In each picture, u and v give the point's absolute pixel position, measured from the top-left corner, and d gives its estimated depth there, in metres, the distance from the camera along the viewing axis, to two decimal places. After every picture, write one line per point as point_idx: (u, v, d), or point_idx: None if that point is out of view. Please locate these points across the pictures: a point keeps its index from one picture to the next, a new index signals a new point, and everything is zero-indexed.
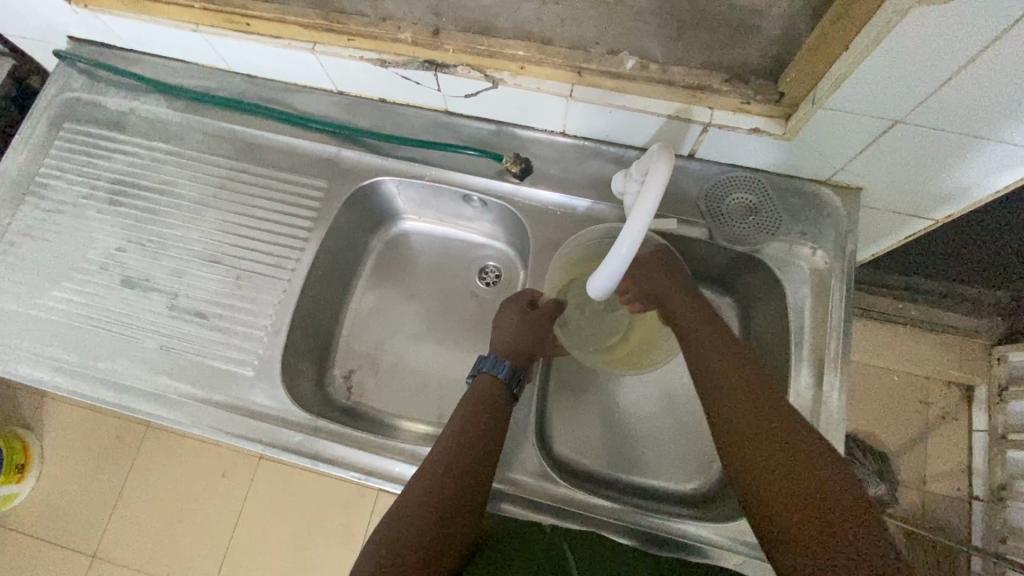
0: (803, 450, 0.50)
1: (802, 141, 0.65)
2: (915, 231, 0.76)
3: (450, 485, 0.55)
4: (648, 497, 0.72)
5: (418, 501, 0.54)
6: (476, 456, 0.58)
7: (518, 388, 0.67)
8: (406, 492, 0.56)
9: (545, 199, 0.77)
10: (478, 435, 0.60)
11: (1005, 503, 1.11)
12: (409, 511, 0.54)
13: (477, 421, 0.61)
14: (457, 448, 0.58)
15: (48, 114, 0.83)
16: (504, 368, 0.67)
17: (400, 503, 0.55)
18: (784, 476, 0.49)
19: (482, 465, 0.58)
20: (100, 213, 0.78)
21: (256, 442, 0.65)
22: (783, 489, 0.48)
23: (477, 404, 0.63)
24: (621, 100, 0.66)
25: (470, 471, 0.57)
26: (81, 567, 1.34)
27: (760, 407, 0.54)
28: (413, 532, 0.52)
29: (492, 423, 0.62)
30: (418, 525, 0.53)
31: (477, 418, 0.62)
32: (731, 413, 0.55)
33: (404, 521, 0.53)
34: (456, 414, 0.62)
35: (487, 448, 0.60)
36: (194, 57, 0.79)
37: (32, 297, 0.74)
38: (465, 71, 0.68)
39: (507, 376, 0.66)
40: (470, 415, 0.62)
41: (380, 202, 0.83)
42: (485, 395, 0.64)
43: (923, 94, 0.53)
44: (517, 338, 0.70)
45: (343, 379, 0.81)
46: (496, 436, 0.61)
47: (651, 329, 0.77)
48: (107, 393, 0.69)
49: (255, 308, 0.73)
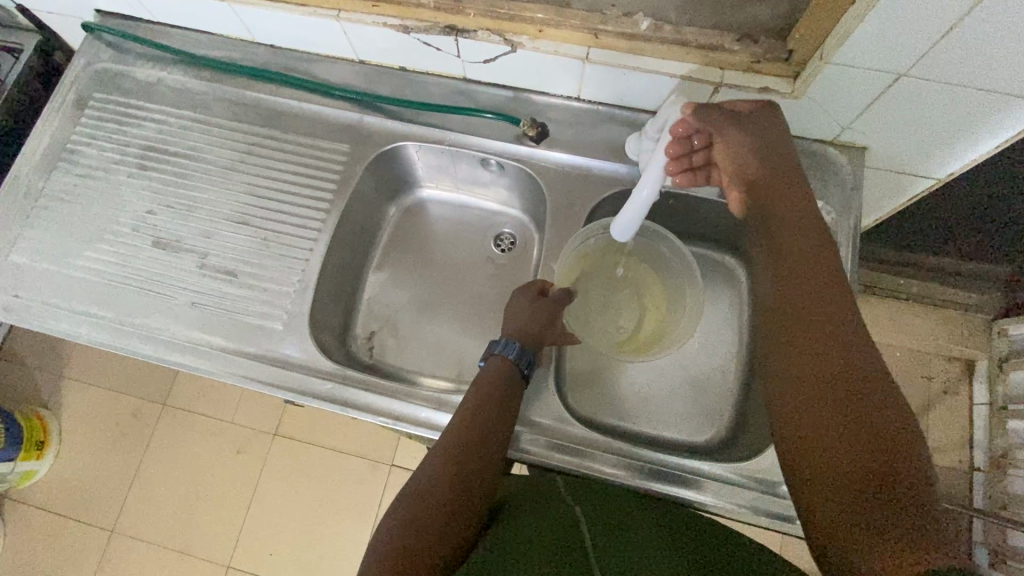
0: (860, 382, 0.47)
1: (811, 99, 0.67)
2: (918, 191, 0.79)
3: (464, 466, 0.57)
4: (662, 446, 0.75)
5: (434, 478, 0.56)
6: (489, 436, 0.60)
7: (528, 370, 0.67)
8: (422, 466, 0.58)
9: (561, 161, 0.79)
10: (490, 418, 0.61)
11: (1006, 471, 1.13)
12: (424, 490, 0.55)
13: (490, 403, 0.62)
14: (470, 429, 0.59)
15: (77, 85, 0.86)
16: (513, 348, 0.66)
17: (416, 480, 0.56)
18: (830, 421, 0.46)
19: (494, 447, 0.59)
20: (131, 178, 0.81)
21: (287, 390, 0.68)
22: (823, 435, 0.46)
23: (489, 386, 0.64)
24: (635, 62, 0.69)
25: (482, 452, 0.58)
26: (101, 540, 1.37)
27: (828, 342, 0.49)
28: (427, 509, 0.54)
29: (504, 406, 0.63)
30: (434, 503, 0.54)
31: (490, 400, 0.62)
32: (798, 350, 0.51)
33: (418, 499, 0.54)
34: (469, 395, 0.63)
35: (498, 429, 0.61)
36: (220, 28, 0.82)
37: (66, 257, 0.77)
38: (485, 36, 0.70)
39: (516, 356, 0.66)
40: (484, 397, 0.62)
41: (400, 168, 0.86)
42: (498, 378, 0.64)
43: (926, 48, 0.55)
44: (526, 324, 0.69)
45: (365, 338, 0.83)
46: (507, 418, 0.62)
47: (658, 324, 0.77)
48: (143, 346, 0.72)
49: (284, 266, 0.75)
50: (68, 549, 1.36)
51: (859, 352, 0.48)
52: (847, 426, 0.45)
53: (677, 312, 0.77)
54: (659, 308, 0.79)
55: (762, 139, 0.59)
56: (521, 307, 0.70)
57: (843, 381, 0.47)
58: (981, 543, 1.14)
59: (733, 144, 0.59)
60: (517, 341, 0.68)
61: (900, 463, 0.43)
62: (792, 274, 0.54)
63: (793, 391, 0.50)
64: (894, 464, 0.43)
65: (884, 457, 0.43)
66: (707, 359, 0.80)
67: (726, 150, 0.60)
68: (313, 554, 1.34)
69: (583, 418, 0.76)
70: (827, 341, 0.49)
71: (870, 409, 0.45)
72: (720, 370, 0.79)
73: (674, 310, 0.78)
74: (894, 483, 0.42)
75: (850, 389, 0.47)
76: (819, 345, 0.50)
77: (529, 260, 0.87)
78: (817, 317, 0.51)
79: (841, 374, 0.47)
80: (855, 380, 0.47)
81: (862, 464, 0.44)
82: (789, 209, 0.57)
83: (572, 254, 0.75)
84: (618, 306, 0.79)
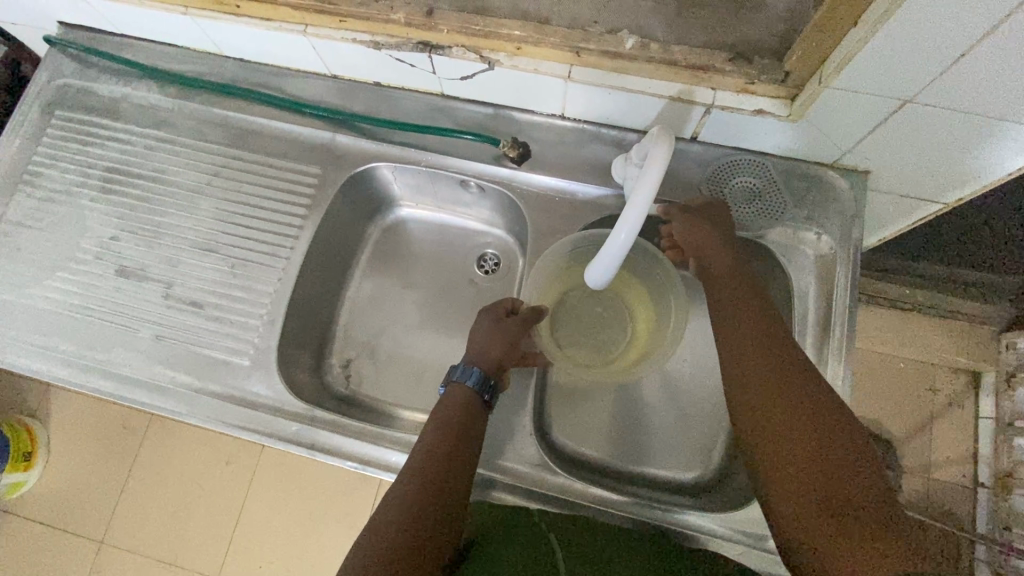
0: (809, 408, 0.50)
1: (809, 122, 0.63)
2: (925, 214, 0.74)
3: (426, 506, 0.53)
4: (648, 486, 0.71)
5: (393, 522, 0.52)
6: (451, 472, 0.56)
7: (490, 396, 0.64)
8: (381, 503, 0.54)
9: (544, 183, 0.75)
10: (451, 452, 0.57)
11: (1010, 490, 1.10)
12: (382, 527, 0.51)
13: (450, 435, 0.59)
14: (430, 465, 0.56)
15: (39, 101, 0.82)
16: (472, 375, 0.63)
17: (375, 525, 0.52)
18: (793, 453, 0.48)
19: (456, 483, 0.56)
20: (94, 202, 0.77)
21: (253, 432, 0.66)
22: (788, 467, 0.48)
23: (449, 418, 0.61)
24: (621, 82, 0.64)
25: (445, 489, 0.55)
26: (90, 553, 1.35)
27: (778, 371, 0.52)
28: (387, 550, 0.49)
29: (465, 438, 0.59)
30: (395, 548, 0.50)
31: (453, 430, 0.59)
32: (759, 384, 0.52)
33: (378, 544, 0.50)
34: (429, 427, 0.60)
35: (462, 463, 0.57)
36: (186, 42, 0.78)
37: (28, 287, 0.74)
38: (460, 53, 0.66)
39: (477, 383, 0.63)
40: (443, 429, 0.59)
41: (377, 188, 0.82)
42: (458, 408, 0.61)
43: (932, 74, 0.50)
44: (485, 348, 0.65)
45: (341, 367, 0.80)
46: (470, 450, 0.59)
47: (642, 346, 0.73)
48: (104, 383, 0.69)
49: (252, 297, 0.72)
50: (58, 562, 1.36)
51: (806, 379, 0.51)
52: (806, 454, 0.48)
53: (663, 321, 0.73)
54: (644, 330, 0.74)
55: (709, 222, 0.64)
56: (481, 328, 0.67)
57: (792, 407, 0.50)
58: (983, 563, 1.10)
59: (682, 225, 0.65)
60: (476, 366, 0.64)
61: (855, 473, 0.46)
62: (741, 339, 0.55)
63: (762, 429, 0.50)
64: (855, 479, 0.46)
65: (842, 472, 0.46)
66: (699, 392, 0.75)
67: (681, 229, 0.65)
68: (302, 566, 1.32)
69: (566, 454, 0.73)
70: (774, 375, 0.52)
71: (824, 429, 0.48)
72: (712, 405, 0.74)
73: (659, 332, 0.73)
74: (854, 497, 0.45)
75: (803, 415, 0.49)
76: (761, 394, 0.52)
77: (513, 284, 0.83)
78: (765, 356, 0.53)
79: (791, 404, 0.50)
80: (805, 404, 0.50)
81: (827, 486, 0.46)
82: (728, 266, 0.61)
83: (541, 274, 0.72)
84: (600, 326, 0.74)
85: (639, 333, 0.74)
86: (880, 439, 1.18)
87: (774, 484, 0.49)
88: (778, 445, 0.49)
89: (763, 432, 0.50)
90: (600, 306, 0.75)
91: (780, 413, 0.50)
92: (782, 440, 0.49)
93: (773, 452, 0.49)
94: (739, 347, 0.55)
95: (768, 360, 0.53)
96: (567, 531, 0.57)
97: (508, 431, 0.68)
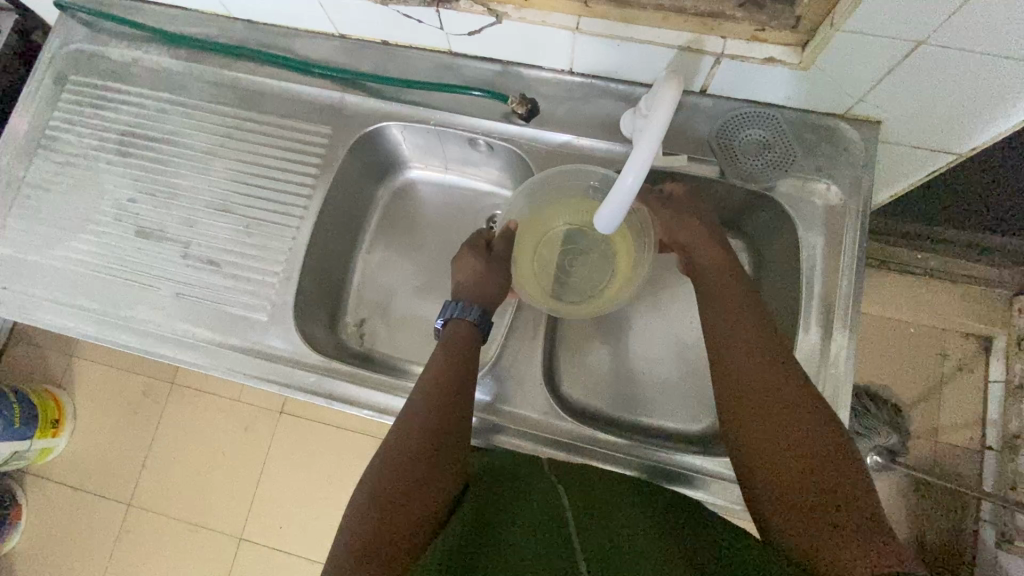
0: (789, 394, 0.54)
1: (821, 70, 0.62)
2: (937, 166, 0.73)
3: (421, 453, 0.56)
4: (658, 435, 0.73)
5: (398, 453, 0.56)
6: (446, 412, 0.59)
7: (487, 329, 0.67)
8: (389, 439, 0.58)
9: (552, 139, 0.75)
10: (448, 386, 0.61)
11: (1019, 451, 1.10)
12: (391, 462, 0.56)
13: (442, 381, 0.61)
14: (430, 399, 0.60)
15: (53, 67, 0.82)
16: (473, 311, 0.67)
17: (376, 471, 0.56)
18: (774, 435, 0.53)
19: (450, 430, 0.58)
20: (111, 165, 0.79)
21: (273, 383, 0.69)
22: (770, 447, 0.53)
23: (444, 370, 0.62)
24: (629, 32, 0.63)
25: (447, 421, 0.59)
26: (118, 514, 1.38)
27: (763, 357, 0.57)
28: (400, 483, 0.54)
29: (458, 389, 0.61)
30: (400, 479, 0.54)
31: (451, 368, 0.62)
32: (745, 365, 0.57)
33: (380, 488, 0.54)
34: (426, 371, 0.63)
35: (457, 402, 0.60)
36: (194, 3, 0.78)
37: (52, 249, 0.76)
38: (467, 6, 0.65)
39: (477, 320, 0.66)
40: (436, 384, 0.61)
41: (387, 148, 0.82)
42: (452, 362, 0.63)
43: (947, 13, 0.50)
44: (480, 284, 0.69)
45: (355, 326, 0.82)
46: (463, 404, 0.61)
47: (621, 273, 0.73)
48: (129, 338, 0.72)
49: (267, 255, 0.74)
50: (87, 525, 1.38)
51: (783, 366, 0.56)
52: (789, 437, 0.52)
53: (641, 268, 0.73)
54: (624, 250, 0.74)
55: (691, 211, 0.68)
56: (479, 268, 0.69)
57: (773, 392, 0.55)
58: (989, 522, 1.11)
59: (662, 218, 0.68)
60: (475, 304, 0.68)
61: (832, 463, 0.50)
62: (720, 321, 0.61)
63: (749, 410, 0.55)
64: (830, 468, 0.50)
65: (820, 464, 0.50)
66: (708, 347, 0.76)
67: (660, 220, 0.69)
68: (319, 526, 1.34)
69: (576, 406, 0.74)
70: (758, 362, 0.57)
71: (802, 415, 0.53)
72: None
73: (637, 267, 0.73)
74: (829, 487, 0.49)
75: (784, 396, 0.54)
76: (748, 376, 0.56)
77: None
78: (750, 347, 0.58)
79: (772, 389, 0.55)
80: (785, 386, 0.55)
81: (804, 472, 0.50)
82: (698, 252, 0.67)
83: (524, 203, 0.75)
84: (583, 255, 0.75)
85: (619, 254, 0.74)
86: (889, 402, 1.18)
87: (757, 459, 0.53)
88: (763, 425, 0.54)
89: (748, 411, 0.55)
90: (592, 245, 0.75)
91: (764, 390, 0.55)
92: (766, 420, 0.54)
93: (755, 429, 0.54)
94: (727, 338, 0.60)
95: (747, 334, 0.59)
96: (575, 478, 0.59)
97: (518, 380, 0.70)
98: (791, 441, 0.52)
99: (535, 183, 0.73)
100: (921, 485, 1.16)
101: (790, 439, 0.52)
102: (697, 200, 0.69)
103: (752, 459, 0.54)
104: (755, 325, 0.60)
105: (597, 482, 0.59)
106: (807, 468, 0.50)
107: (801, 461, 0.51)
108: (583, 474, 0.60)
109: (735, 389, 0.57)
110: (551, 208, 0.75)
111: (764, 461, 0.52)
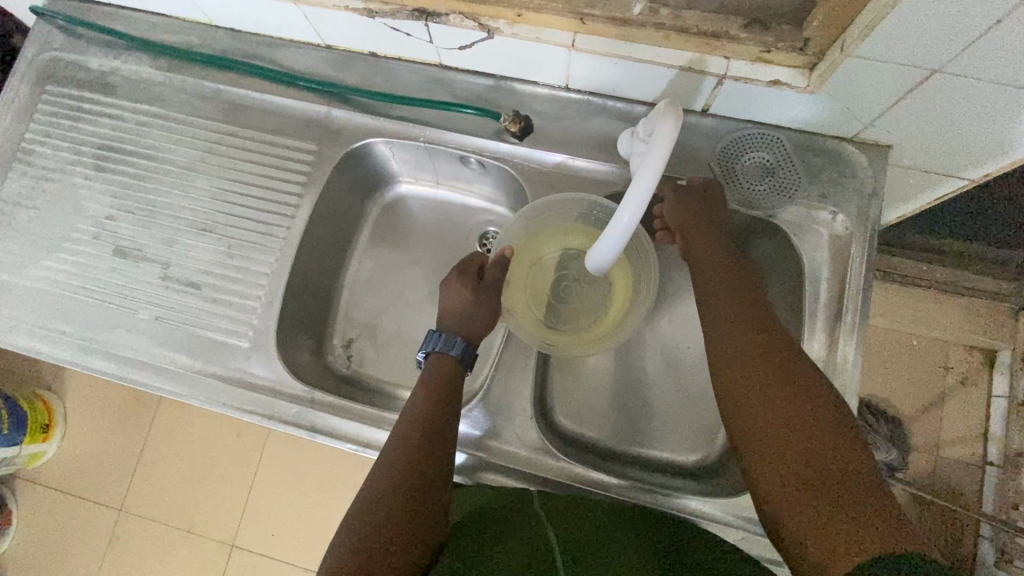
0: (792, 392, 0.50)
1: (829, 93, 0.59)
2: (947, 190, 0.70)
3: (399, 495, 0.53)
4: (652, 468, 0.71)
5: (376, 495, 0.54)
6: (428, 451, 0.57)
7: (469, 363, 0.65)
8: (368, 479, 0.56)
9: (546, 159, 0.72)
10: (430, 425, 0.58)
11: (1020, 470, 1.07)
12: (369, 505, 0.53)
13: (424, 418, 0.59)
14: (411, 436, 0.57)
15: (28, 75, 0.79)
16: (455, 345, 0.64)
17: (353, 514, 0.53)
18: (777, 445, 0.49)
19: (431, 470, 0.56)
20: (88, 180, 0.76)
21: (254, 414, 0.66)
22: (775, 458, 0.48)
23: (426, 407, 0.60)
24: (628, 51, 0.60)
25: (427, 461, 0.56)
26: (108, 521, 1.36)
27: (762, 360, 0.52)
28: (377, 527, 0.51)
29: (440, 428, 0.59)
30: (378, 524, 0.52)
31: (433, 405, 0.60)
32: (745, 373, 0.53)
33: (356, 533, 0.51)
34: (409, 407, 0.60)
35: (439, 441, 0.58)
36: (174, 10, 0.74)
37: (27, 269, 0.74)
38: (458, 20, 0.62)
39: (459, 354, 0.64)
40: (417, 423, 0.58)
41: (376, 163, 0.79)
42: (434, 398, 0.60)
43: (965, 42, 0.46)
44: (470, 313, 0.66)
45: (343, 347, 0.79)
46: (445, 444, 0.58)
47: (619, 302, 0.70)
48: (106, 364, 0.69)
49: (250, 278, 0.71)
50: (77, 531, 1.37)
51: (784, 366, 0.51)
52: (794, 442, 0.48)
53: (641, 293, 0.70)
54: (622, 273, 0.70)
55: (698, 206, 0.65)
56: (468, 296, 0.67)
57: (773, 395, 0.50)
58: (988, 540, 1.10)
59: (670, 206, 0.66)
60: (458, 337, 0.65)
61: (844, 465, 0.46)
62: (723, 319, 0.57)
63: (751, 419, 0.51)
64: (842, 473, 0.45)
65: (831, 469, 0.46)
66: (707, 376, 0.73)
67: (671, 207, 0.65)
68: (311, 533, 1.33)
69: (569, 437, 0.72)
70: (756, 364, 0.52)
71: (807, 413, 0.48)
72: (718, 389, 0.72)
73: (633, 296, 0.70)
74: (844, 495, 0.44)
75: (785, 394, 0.50)
76: (746, 382, 0.52)
77: None
78: (748, 351, 0.53)
79: (773, 391, 0.50)
80: (787, 385, 0.50)
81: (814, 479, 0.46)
82: (704, 247, 0.63)
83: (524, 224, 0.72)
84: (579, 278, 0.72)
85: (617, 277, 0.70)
86: (889, 417, 1.16)
87: (764, 473, 0.49)
88: (767, 433, 0.49)
89: (750, 425, 0.51)
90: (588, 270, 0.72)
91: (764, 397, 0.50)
92: (770, 426, 0.49)
93: (758, 440, 0.50)
94: (727, 341, 0.55)
95: (747, 335, 0.54)
96: (566, 508, 0.57)
97: (508, 414, 0.68)
98: (795, 447, 0.48)
99: (529, 212, 0.71)
100: (919, 501, 1.14)
101: (795, 446, 0.48)
102: (708, 212, 0.64)
103: (758, 473, 0.50)
104: (756, 328, 0.55)
105: (590, 514, 0.57)
106: (817, 476, 0.46)
107: (811, 467, 0.46)
108: (574, 502, 0.58)
109: (733, 404, 0.53)
110: (544, 231, 0.72)
111: (772, 472, 0.48)
